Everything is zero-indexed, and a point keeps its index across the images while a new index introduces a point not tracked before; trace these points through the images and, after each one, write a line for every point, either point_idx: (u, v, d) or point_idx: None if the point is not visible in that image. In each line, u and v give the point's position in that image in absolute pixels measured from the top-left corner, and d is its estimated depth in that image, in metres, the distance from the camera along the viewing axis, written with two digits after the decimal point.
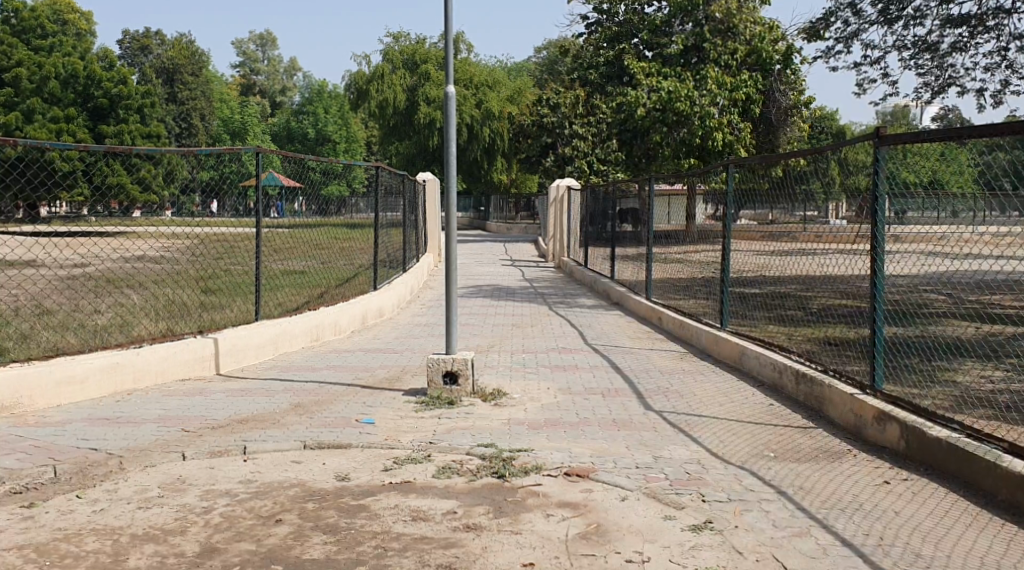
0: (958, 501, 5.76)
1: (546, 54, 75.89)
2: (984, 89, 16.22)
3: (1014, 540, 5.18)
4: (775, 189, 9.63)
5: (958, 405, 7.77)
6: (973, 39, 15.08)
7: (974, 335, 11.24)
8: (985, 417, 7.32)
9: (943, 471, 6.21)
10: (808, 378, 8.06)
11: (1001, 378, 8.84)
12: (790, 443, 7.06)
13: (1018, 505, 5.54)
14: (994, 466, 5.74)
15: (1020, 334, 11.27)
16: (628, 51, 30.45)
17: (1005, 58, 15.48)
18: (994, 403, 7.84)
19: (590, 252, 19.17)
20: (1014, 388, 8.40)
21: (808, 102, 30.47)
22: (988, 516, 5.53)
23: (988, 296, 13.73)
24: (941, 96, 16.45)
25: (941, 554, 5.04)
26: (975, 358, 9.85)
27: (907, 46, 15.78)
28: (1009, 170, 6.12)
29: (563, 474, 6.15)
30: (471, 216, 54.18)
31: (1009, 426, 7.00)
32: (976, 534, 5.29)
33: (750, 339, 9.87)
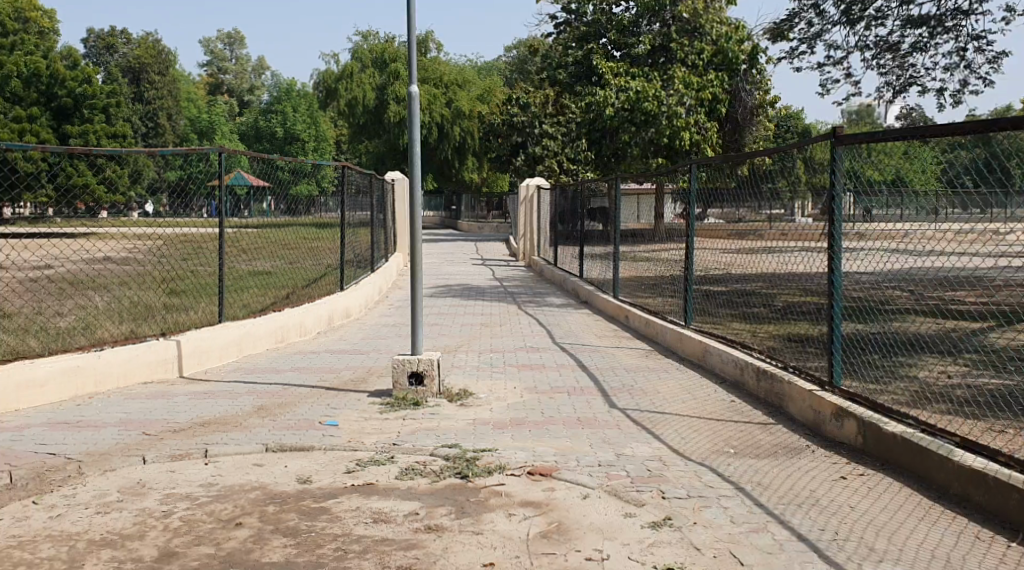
0: (910, 495, 5.87)
1: (517, 52, 76.00)
2: (944, 89, 16.42)
3: (966, 534, 5.28)
4: (741, 187, 9.70)
5: (915, 400, 7.90)
6: (932, 39, 15.28)
7: (934, 331, 11.40)
8: (942, 412, 7.44)
9: (898, 466, 6.31)
10: (769, 374, 8.15)
11: (958, 373, 8.99)
12: (750, 439, 7.15)
13: (969, 497, 5.64)
14: (946, 461, 5.85)
15: (978, 329, 11.45)
16: (598, 50, 30.48)
17: (963, 58, 15.69)
18: (950, 398, 7.98)
19: (560, 250, 19.24)
20: (971, 383, 8.55)
21: (775, 102, 30.69)
22: (941, 509, 5.63)
23: (948, 294, 13.94)
24: (902, 96, 16.64)
25: (894, 547, 5.13)
26: (934, 354, 10.01)
27: (869, 46, 15.95)
28: (970, 168, 6.22)
29: (526, 473, 6.19)
30: (442, 216, 54.08)
31: (963, 421, 7.14)
32: (927, 526, 5.39)
33: (714, 337, 9.96)
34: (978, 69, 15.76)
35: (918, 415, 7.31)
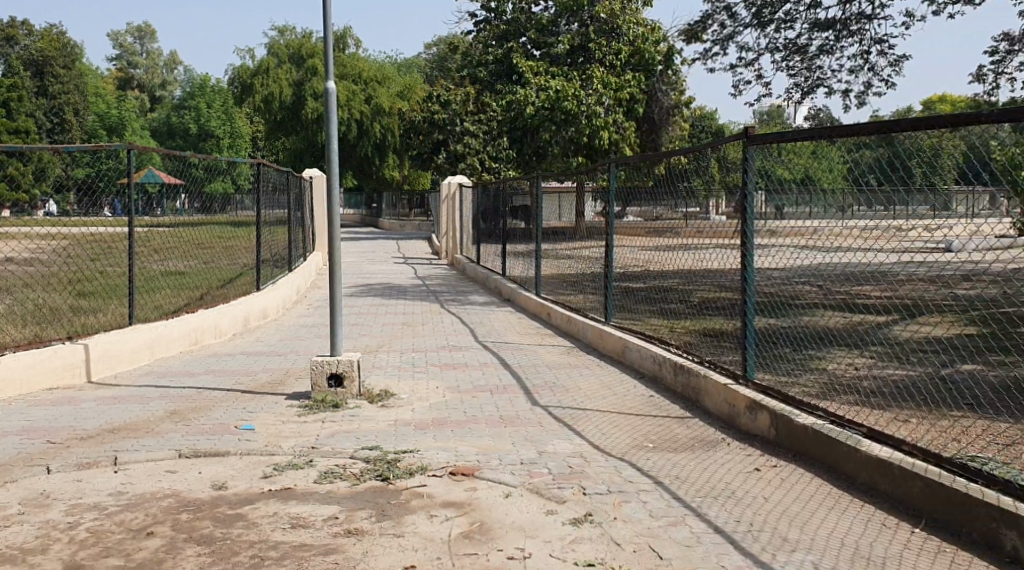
0: (822, 484, 5.98)
1: (438, 50, 75.64)
2: (849, 90, 16.83)
3: (875, 521, 5.39)
4: (660, 185, 9.79)
5: (825, 391, 8.07)
6: (838, 42, 15.64)
7: (844, 324, 11.68)
8: (853, 403, 7.60)
9: (808, 457, 6.42)
10: (686, 369, 8.23)
11: (866, 365, 9.22)
12: (669, 433, 7.20)
13: (876, 485, 5.77)
14: (853, 451, 5.96)
15: (885, 322, 11.77)
16: (517, 49, 30.52)
17: (868, 61, 16.11)
18: (858, 389, 8.17)
19: (482, 248, 19.22)
20: (877, 374, 8.77)
21: (689, 103, 31.11)
22: (852, 498, 5.74)
23: (856, 288, 14.31)
24: (810, 97, 17.01)
25: (806, 537, 5.21)
26: (843, 346, 10.25)
27: (778, 48, 16.25)
28: (874, 167, 6.36)
29: (447, 474, 6.13)
30: (362, 214, 53.62)
31: (872, 411, 7.31)
32: (838, 515, 5.49)
33: (633, 333, 10.02)
34: (881, 72, 16.19)
35: (829, 406, 7.46)
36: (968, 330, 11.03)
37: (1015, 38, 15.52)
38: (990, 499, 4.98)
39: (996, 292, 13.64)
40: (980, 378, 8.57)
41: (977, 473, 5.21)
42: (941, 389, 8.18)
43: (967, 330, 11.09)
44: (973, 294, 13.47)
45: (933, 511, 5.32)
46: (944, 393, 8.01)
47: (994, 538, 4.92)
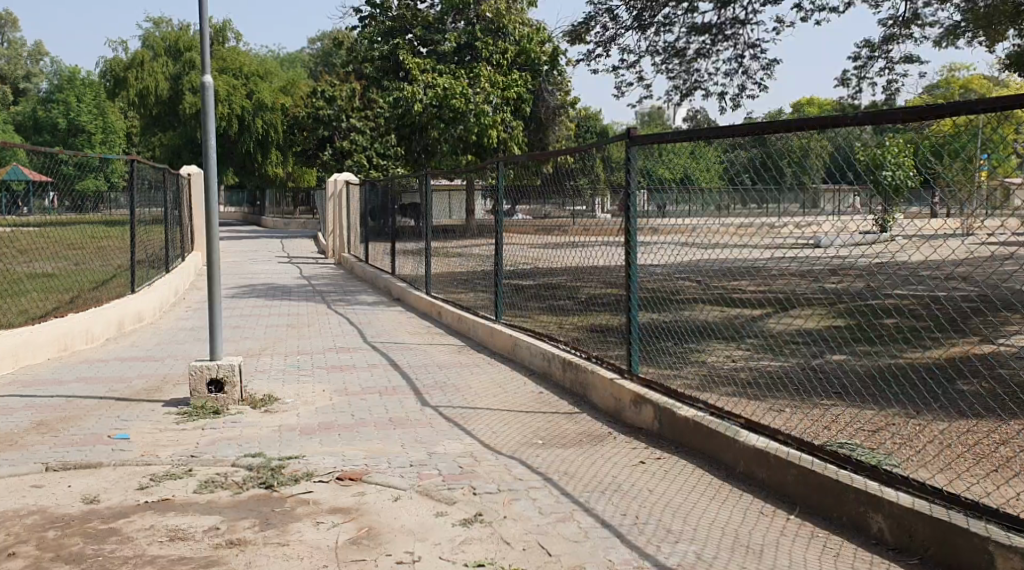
0: (704, 475, 6.06)
1: (322, 43, 74.27)
2: (725, 93, 17.22)
3: (753, 509, 5.49)
4: (548, 183, 9.81)
5: (706, 383, 8.22)
6: (714, 46, 15.98)
7: (724, 318, 11.95)
8: (733, 395, 7.76)
9: (690, 448, 6.52)
10: (573, 365, 8.27)
11: (745, 357, 9.43)
12: (557, 429, 7.20)
13: (753, 475, 5.87)
14: (732, 441, 6.07)
15: (763, 316, 12.10)
16: (403, 46, 30.29)
17: (742, 65, 16.50)
18: (738, 380, 8.35)
19: (371, 247, 18.96)
20: (756, 366, 8.98)
21: (575, 103, 31.34)
22: (731, 487, 5.84)
23: (735, 283, 14.68)
24: (689, 100, 17.33)
25: (689, 527, 5.26)
26: (723, 339, 10.48)
27: (658, 51, 16.51)
28: (749, 166, 6.49)
29: (334, 479, 5.98)
30: (245, 212, 52.41)
31: (751, 402, 7.48)
32: (720, 505, 5.57)
33: (522, 331, 10.02)
34: (754, 75, 16.61)
35: (710, 398, 7.59)
36: (840, 322, 11.41)
37: (876, 45, 16.11)
38: (859, 485, 5.13)
39: (867, 285, 14.18)
40: (851, 367, 8.86)
41: (845, 461, 5.36)
42: (814, 379, 8.42)
43: (837, 321, 11.50)
44: (847, 288, 13.96)
45: (806, 498, 5.45)
46: (817, 383, 8.25)
47: (863, 522, 5.07)
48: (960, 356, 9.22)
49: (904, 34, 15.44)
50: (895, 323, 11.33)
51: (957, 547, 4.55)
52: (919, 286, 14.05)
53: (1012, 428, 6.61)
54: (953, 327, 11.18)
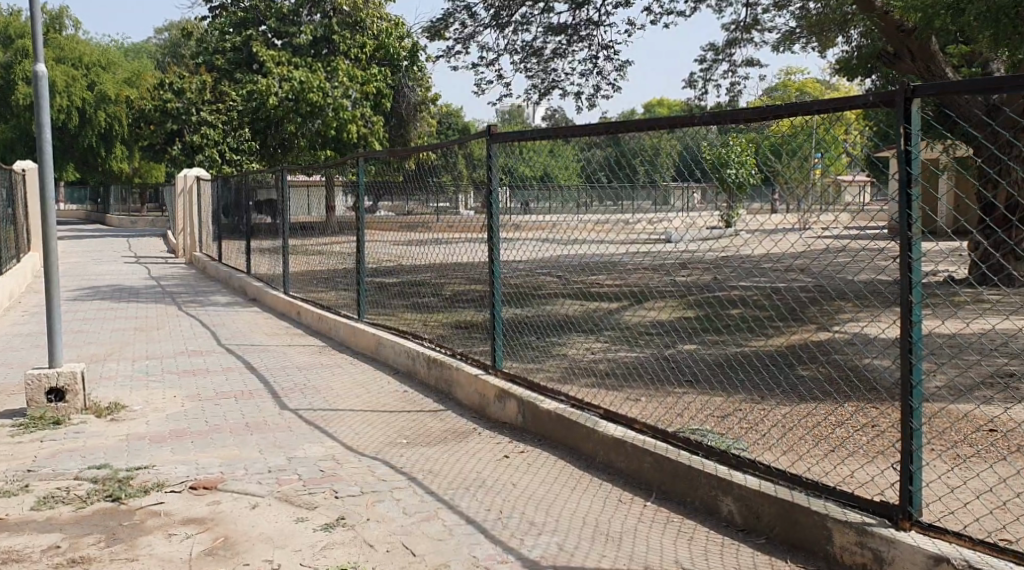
0: (565, 466, 6.14)
1: (170, 34, 71.50)
2: (581, 93, 17.49)
3: (611, 497, 5.59)
4: (410, 180, 9.75)
5: (567, 375, 8.35)
6: (570, 46, 16.23)
7: (583, 312, 12.18)
8: (590, 386, 7.90)
9: (553, 441, 6.59)
10: (437, 362, 8.25)
11: (604, 349, 9.63)
12: (421, 427, 7.17)
13: (612, 464, 5.98)
14: (592, 432, 6.17)
15: (621, 309, 12.38)
16: (257, 37, 29.67)
17: (597, 65, 16.80)
18: (597, 371, 8.52)
19: (225, 246, 18.48)
20: (614, 357, 9.18)
21: (435, 99, 31.40)
22: (590, 477, 5.93)
23: (594, 278, 14.99)
24: (547, 99, 17.54)
25: (552, 519, 5.32)
26: (582, 332, 10.67)
27: (516, 49, 16.64)
28: (605, 165, 6.59)
29: (187, 488, 5.78)
30: (89, 209, 50.17)
31: (611, 393, 7.63)
32: (580, 495, 5.65)
33: (385, 329, 9.94)
34: (609, 75, 16.94)
35: (570, 390, 7.71)
36: (691, 314, 11.77)
37: (721, 48, 16.68)
38: (710, 469, 5.29)
39: (717, 277, 14.69)
40: (701, 356, 9.16)
41: (697, 446, 5.51)
42: (667, 369, 8.67)
43: (690, 312, 11.89)
44: (698, 281, 14.43)
45: (661, 484, 5.58)
46: (671, 372, 8.50)
47: (714, 504, 5.22)
48: (801, 343, 9.67)
49: (746, 39, 16.04)
50: (743, 314, 11.77)
51: (801, 524, 4.74)
52: (765, 278, 14.65)
53: (849, 410, 6.96)
54: (795, 316, 11.70)
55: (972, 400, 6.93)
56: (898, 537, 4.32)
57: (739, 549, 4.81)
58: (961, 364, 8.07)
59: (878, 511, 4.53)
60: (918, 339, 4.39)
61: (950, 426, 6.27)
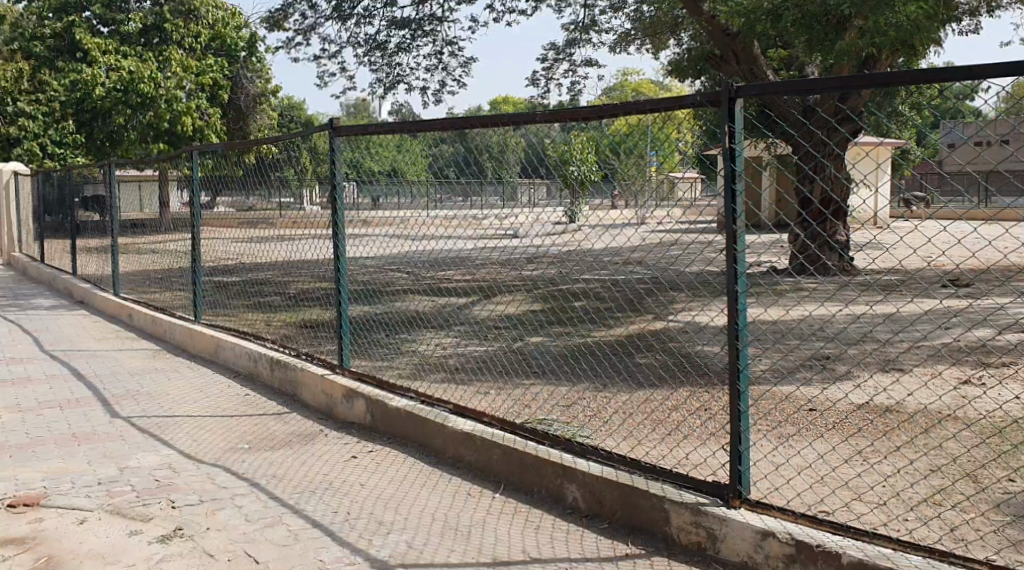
0: (414, 463, 6.03)
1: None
2: (426, 88, 17.37)
3: (459, 492, 5.49)
4: (248, 174, 9.40)
5: (417, 372, 8.26)
6: (414, 41, 16.08)
7: (431, 307, 12.10)
8: (436, 382, 7.83)
9: (402, 439, 6.46)
10: (280, 363, 7.99)
11: (453, 343, 9.58)
12: (265, 431, 6.92)
13: (461, 458, 5.89)
14: (440, 427, 6.06)
15: (470, 304, 12.37)
16: (80, 24, 28.21)
17: (442, 61, 16.72)
18: (447, 366, 8.47)
19: (48, 245, 17.46)
20: (463, 352, 9.15)
21: (275, 91, 30.77)
22: (438, 473, 5.81)
23: (441, 273, 14.94)
24: (392, 93, 17.34)
25: (401, 517, 5.21)
26: (431, 328, 10.59)
27: (360, 43, 16.35)
28: (453, 160, 6.49)
29: (6, 507, 5.38)
30: None
31: (460, 387, 7.58)
32: (428, 491, 5.55)
33: (226, 330, 9.58)
34: (454, 71, 16.87)
35: (418, 386, 7.62)
36: (536, 306, 11.86)
37: (561, 48, 16.86)
38: (555, 458, 5.23)
39: (562, 271, 14.87)
40: (545, 348, 9.23)
41: (543, 436, 5.45)
42: (511, 361, 8.69)
43: (537, 306, 11.99)
44: (544, 274, 14.56)
45: (508, 475, 5.50)
46: (520, 364, 8.52)
47: (560, 492, 5.18)
48: (642, 333, 9.89)
49: (584, 39, 16.30)
50: (587, 306, 11.95)
51: (642, 508, 4.75)
52: (608, 271, 14.93)
53: (686, 394, 7.15)
54: (639, 306, 11.97)
55: (798, 382, 7.23)
56: (731, 516, 4.40)
57: (584, 536, 4.80)
58: (789, 347, 8.42)
59: (712, 491, 4.60)
60: (744, 325, 4.50)
61: (779, 406, 6.51)
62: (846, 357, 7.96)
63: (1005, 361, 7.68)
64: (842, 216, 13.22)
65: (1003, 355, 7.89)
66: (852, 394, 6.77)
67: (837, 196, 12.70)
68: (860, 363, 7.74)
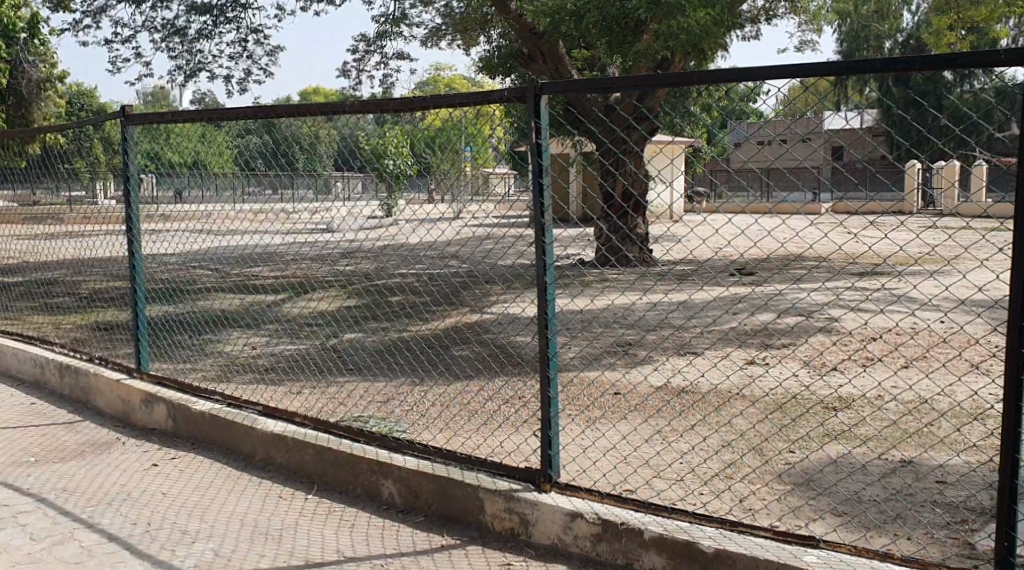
0: (219, 469, 5.83)
1: None
2: (230, 76, 16.85)
3: (269, 495, 5.34)
4: (32, 168, 8.79)
5: (224, 373, 8.04)
6: (216, 27, 15.57)
7: (237, 306, 11.78)
8: (244, 382, 7.64)
9: (208, 445, 6.26)
10: (72, 369, 7.57)
11: (262, 343, 9.39)
12: (54, 442, 6.55)
13: (272, 460, 5.72)
14: (249, 430, 5.89)
15: (279, 301, 12.13)
16: None
17: (246, 49, 16.27)
18: (256, 366, 8.29)
19: None
20: (273, 351, 8.97)
21: (62, 78, 29.05)
22: (247, 477, 5.64)
23: (249, 270, 14.57)
24: (193, 81, 16.72)
25: (207, 525, 5.01)
26: (238, 327, 10.30)
27: (157, 27, 15.69)
28: (261, 151, 6.29)
29: None
30: None
31: (268, 387, 7.44)
32: (236, 497, 5.37)
33: (9, 335, 8.99)
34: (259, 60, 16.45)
35: (224, 388, 7.41)
36: (350, 302, 11.76)
37: (371, 40, 16.80)
38: (370, 454, 5.17)
39: (376, 266, 14.78)
40: (357, 344, 9.18)
41: (358, 433, 5.37)
42: (323, 359, 8.58)
43: (349, 301, 11.89)
44: (357, 270, 14.44)
45: (322, 475, 5.41)
46: (333, 362, 8.44)
47: (375, 488, 5.12)
48: (454, 326, 9.99)
49: (394, 32, 16.26)
50: (400, 300, 11.94)
51: (457, 497, 4.74)
52: (422, 265, 14.97)
53: (495, 385, 7.28)
54: (452, 299, 12.07)
55: (602, 367, 7.51)
56: (542, 501, 4.43)
57: (400, 530, 4.75)
58: (593, 335, 8.73)
59: (524, 476, 4.61)
60: (552, 314, 4.49)
61: (585, 391, 6.75)
62: (647, 342, 8.34)
63: (788, 342, 8.27)
64: (640, 210, 13.83)
65: (786, 336, 8.50)
66: (651, 377, 7.11)
67: (636, 191, 13.28)
68: (659, 348, 8.12)
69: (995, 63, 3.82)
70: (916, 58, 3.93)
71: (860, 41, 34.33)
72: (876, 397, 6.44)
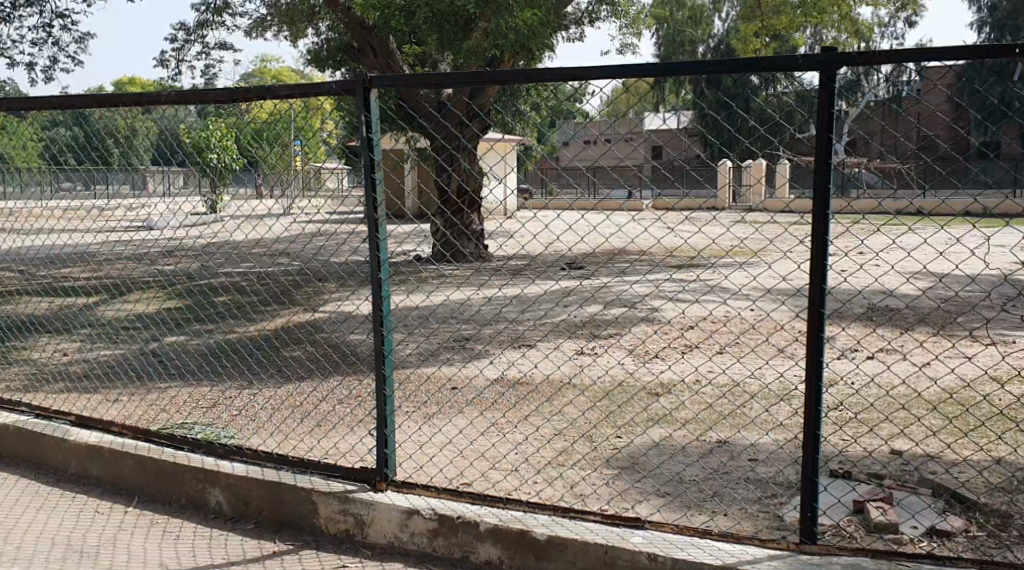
0: (23, 484, 5.20)
1: None
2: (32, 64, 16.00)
3: (86, 510, 4.85)
4: None
5: (33, 382, 7.65)
6: (15, 11, 14.77)
7: (47, 310, 11.19)
8: (58, 391, 7.29)
9: (13, 459, 5.55)
10: None
11: (75, 349, 9.01)
12: None
13: (87, 473, 5.22)
14: (62, 441, 5.31)
15: (93, 303, 11.62)
16: None
17: (50, 35, 15.53)
18: (70, 374, 7.96)
19: None
20: (89, 357, 8.63)
21: None
22: (60, 492, 5.08)
23: (60, 272, 13.88)
24: None
25: (14, 545, 4.45)
26: (48, 333, 9.82)
27: None
28: (73, 145, 5.97)
29: None
30: None
31: (83, 395, 7.17)
32: (47, 514, 4.82)
33: None
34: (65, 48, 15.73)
35: (33, 399, 7.04)
36: (175, 304, 11.39)
37: (191, 29, 16.24)
38: (195, 462, 4.84)
39: (202, 265, 14.34)
40: (182, 347, 8.92)
41: (181, 441, 5.03)
42: (145, 364, 8.32)
43: (171, 303, 11.51)
44: (181, 269, 13.97)
45: (145, 485, 4.99)
46: (155, 367, 8.19)
47: (201, 497, 4.79)
48: (283, 326, 9.88)
49: (216, 21, 15.80)
50: (227, 300, 11.68)
51: (289, 503, 4.54)
52: (251, 264, 14.64)
53: (327, 385, 7.28)
54: (281, 298, 11.89)
55: (433, 363, 7.61)
56: (377, 499, 4.36)
57: (229, 540, 4.47)
58: (426, 331, 8.82)
59: (360, 477, 4.51)
60: (388, 310, 4.42)
61: (420, 388, 6.83)
62: (480, 336, 8.49)
63: (613, 331, 8.64)
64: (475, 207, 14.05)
65: (612, 326, 8.87)
66: (484, 370, 7.27)
67: (470, 188, 13.46)
68: (490, 342, 8.29)
69: (793, 68, 3.86)
70: (720, 63, 3.92)
71: (673, 38, 35.91)
72: (694, 382, 6.84)
